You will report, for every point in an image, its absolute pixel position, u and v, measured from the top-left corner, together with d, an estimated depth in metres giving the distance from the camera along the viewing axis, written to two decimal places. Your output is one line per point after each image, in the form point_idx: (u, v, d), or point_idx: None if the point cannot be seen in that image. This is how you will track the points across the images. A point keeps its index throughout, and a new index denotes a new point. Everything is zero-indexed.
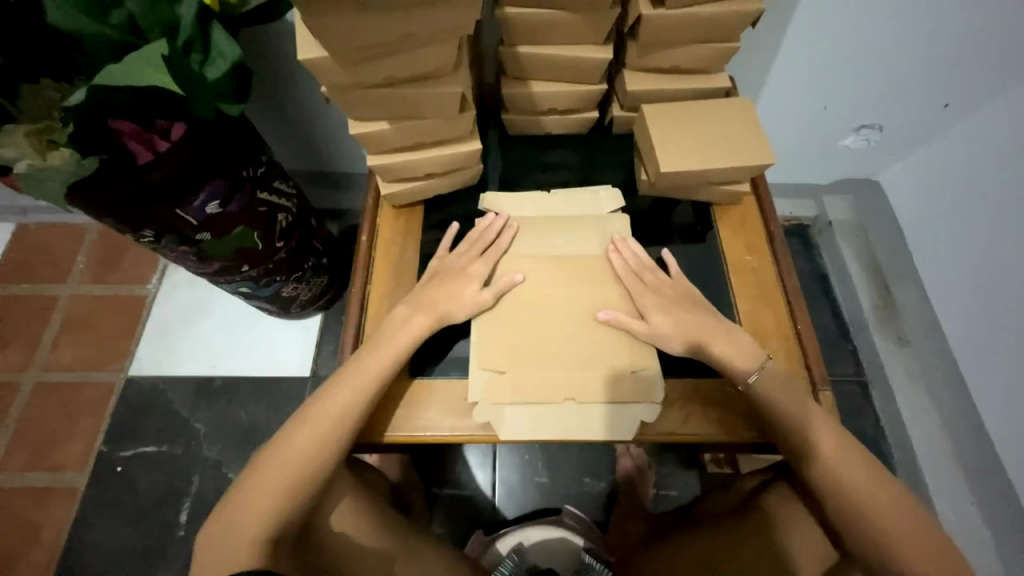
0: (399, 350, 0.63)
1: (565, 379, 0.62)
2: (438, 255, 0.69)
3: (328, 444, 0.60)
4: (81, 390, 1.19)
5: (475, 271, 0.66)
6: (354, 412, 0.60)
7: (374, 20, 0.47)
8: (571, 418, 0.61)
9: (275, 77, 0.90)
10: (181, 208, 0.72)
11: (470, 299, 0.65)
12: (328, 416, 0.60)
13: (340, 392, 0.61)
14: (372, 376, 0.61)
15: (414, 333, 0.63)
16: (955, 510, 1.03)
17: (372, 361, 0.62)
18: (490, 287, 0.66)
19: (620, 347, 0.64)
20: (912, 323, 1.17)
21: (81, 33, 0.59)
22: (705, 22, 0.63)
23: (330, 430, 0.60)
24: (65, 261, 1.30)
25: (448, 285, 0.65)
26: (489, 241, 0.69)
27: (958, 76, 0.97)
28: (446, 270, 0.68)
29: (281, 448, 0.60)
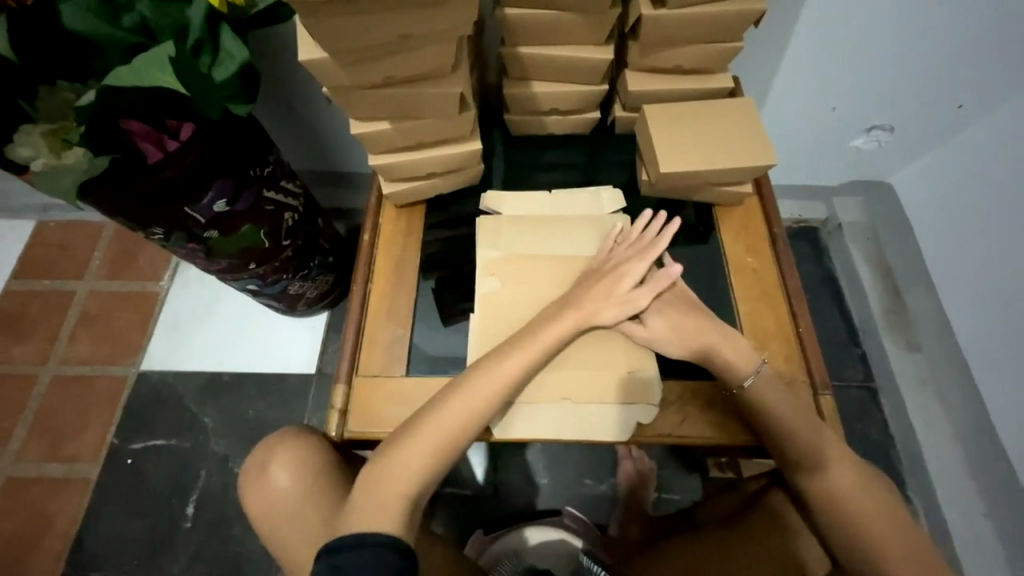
0: (525, 369, 0.60)
1: (562, 380, 0.62)
2: (598, 254, 0.68)
3: (442, 454, 0.59)
4: (95, 383, 1.22)
5: (632, 271, 0.65)
6: (467, 433, 0.59)
7: (374, 22, 0.48)
8: (567, 417, 0.61)
9: (280, 77, 0.92)
10: (189, 206, 0.73)
11: (622, 298, 0.64)
12: (443, 437, 0.59)
13: (464, 407, 0.59)
14: (500, 387, 0.59)
15: (547, 341, 0.61)
16: (964, 520, 1.00)
17: (494, 382, 0.59)
18: (647, 287, 0.65)
19: (620, 348, 0.64)
20: (924, 329, 1.15)
21: (96, 35, 0.61)
22: (708, 21, 0.62)
23: (442, 455, 0.59)
24: (82, 258, 1.34)
25: (606, 284, 0.64)
26: (642, 240, 0.68)
27: (971, 76, 0.95)
28: (600, 270, 0.66)
29: (389, 470, 0.58)
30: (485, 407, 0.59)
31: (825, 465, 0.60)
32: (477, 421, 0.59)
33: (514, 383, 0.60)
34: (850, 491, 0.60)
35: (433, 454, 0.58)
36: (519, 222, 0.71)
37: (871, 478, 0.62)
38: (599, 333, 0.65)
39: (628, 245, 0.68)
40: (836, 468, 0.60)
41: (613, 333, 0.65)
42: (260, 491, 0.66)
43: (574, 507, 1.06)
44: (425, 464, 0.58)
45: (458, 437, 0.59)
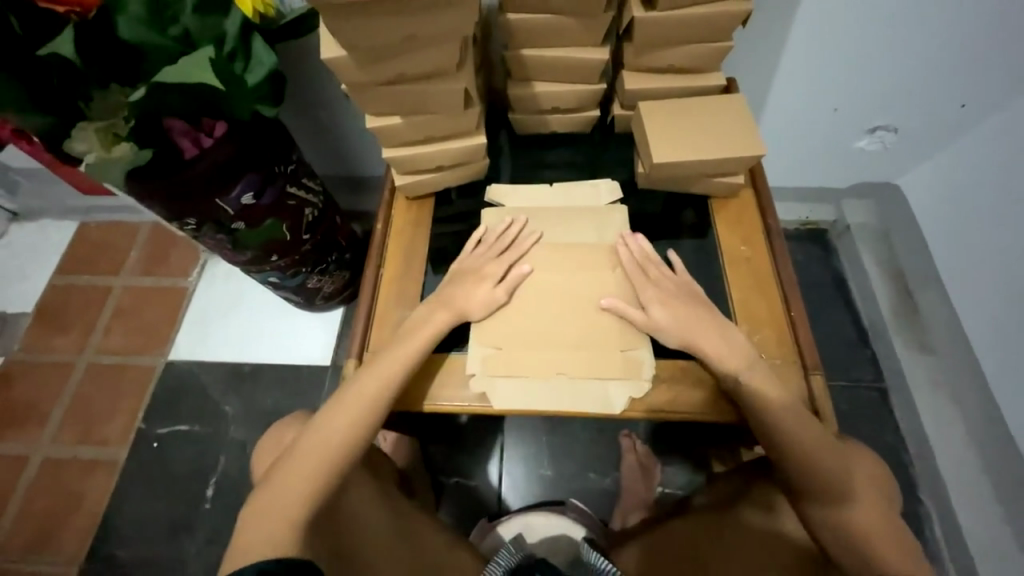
0: (429, 339, 0.67)
1: (557, 357, 0.65)
2: (460, 258, 0.74)
3: (364, 417, 0.65)
4: (126, 372, 1.30)
5: (489, 271, 0.70)
6: (382, 399, 0.65)
7: (387, 24, 0.54)
8: (563, 392, 0.64)
9: (308, 85, 0.99)
10: (220, 198, 0.80)
11: (485, 297, 0.69)
12: (348, 411, 0.65)
13: (376, 374, 0.65)
14: (406, 354, 0.66)
15: (451, 316, 0.68)
16: (978, 523, 0.98)
17: (402, 350, 0.66)
18: (505, 284, 0.69)
19: (614, 326, 0.67)
20: (936, 331, 1.14)
21: (145, 44, 0.68)
22: (699, 22, 0.66)
23: (361, 419, 0.65)
24: (120, 256, 1.44)
25: (464, 285, 0.70)
26: (509, 243, 0.73)
27: (975, 74, 0.95)
28: (464, 270, 0.72)
29: (315, 436, 0.65)
30: (381, 385, 0.65)
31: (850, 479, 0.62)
32: (375, 399, 0.65)
33: (420, 350, 0.66)
34: (864, 492, 0.62)
35: (343, 428, 0.65)
36: (521, 213, 0.76)
37: (886, 492, 0.65)
38: (596, 315, 0.68)
39: (492, 246, 0.73)
40: (858, 480, 0.63)
41: (607, 310, 0.68)
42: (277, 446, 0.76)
43: (579, 500, 1.08)
44: (328, 436, 0.64)
45: (355, 411, 0.65)
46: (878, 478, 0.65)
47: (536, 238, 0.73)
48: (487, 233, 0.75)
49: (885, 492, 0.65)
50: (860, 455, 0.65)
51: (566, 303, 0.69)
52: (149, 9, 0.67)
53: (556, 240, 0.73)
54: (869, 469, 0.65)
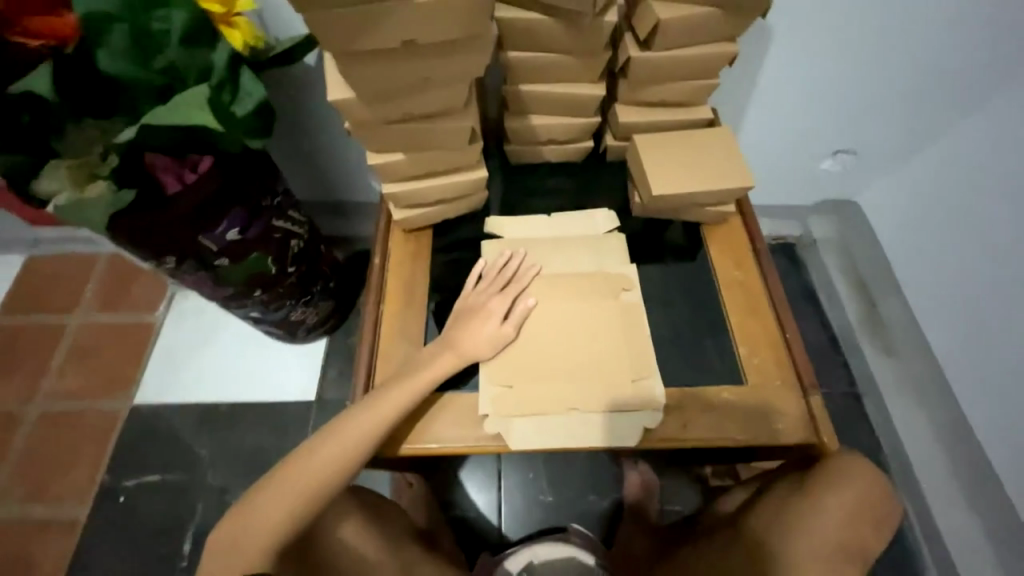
0: (438, 373, 0.67)
1: (568, 392, 0.66)
2: (463, 293, 0.73)
3: (355, 447, 0.64)
4: (85, 419, 1.19)
5: (493, 307, 0.70)
6: (376, 431, 0.64)
7: (398, 66, 0.54)
8: (576, 426, 0.65)
9: (291, 114, 0.97)
10: (203, 235, 0.76)
11: (492, 333, 0.68)
12: (353, 441, 0.64)
13: (383, 406, 0.65)
14: (412, 388, 0.66)
15: (462, 353, 0.68)
16: (951, 518, 1.05)
17: (412, 383, 0.66)
18: (512, 320, 0.69)
19: (622, 355, 0.68)
20: (898, 335, 1.20)
21: (125, 76, 0.64)
22: (690, 62, 0.70)
23: (355, 447, 0.64)
24: (75, 291, 1.33)
25: (470, 322, 0.69)
26: (511, 276, 0.73)
27: (923, 104, 1.04)
28: (470, 306, 0.71)
29: (308, 457, 0.66)
30: (390, 416, 0.64)
31: (816, 498, 0.66)
32: (381, 431, 0.64)
33: (429, 385, 0.66)
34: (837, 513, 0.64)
35: (351, 458, 0.64)
36: (522, 244, 0.76)
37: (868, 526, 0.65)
38: (604, 346, 0.69)
39: (495, 279, 0.73)
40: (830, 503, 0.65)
41: (616, 339, 0.69)
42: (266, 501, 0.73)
43: (580, 524, 1.07)
44: (337, 463, 0.65)
45: (361, 442, 0.64)
46: (859, 510, 0.65)
47: (535, 273, 0.73)
48: (486, 267, 0.74)
49: (866, 524, 0.65)
50: (845, 482, 0.66)
51: (573, 333, 0.69)
52: (132, 40, 0.63)
53: (559, 269, 0.74)
54: (848, 498, 0.65)
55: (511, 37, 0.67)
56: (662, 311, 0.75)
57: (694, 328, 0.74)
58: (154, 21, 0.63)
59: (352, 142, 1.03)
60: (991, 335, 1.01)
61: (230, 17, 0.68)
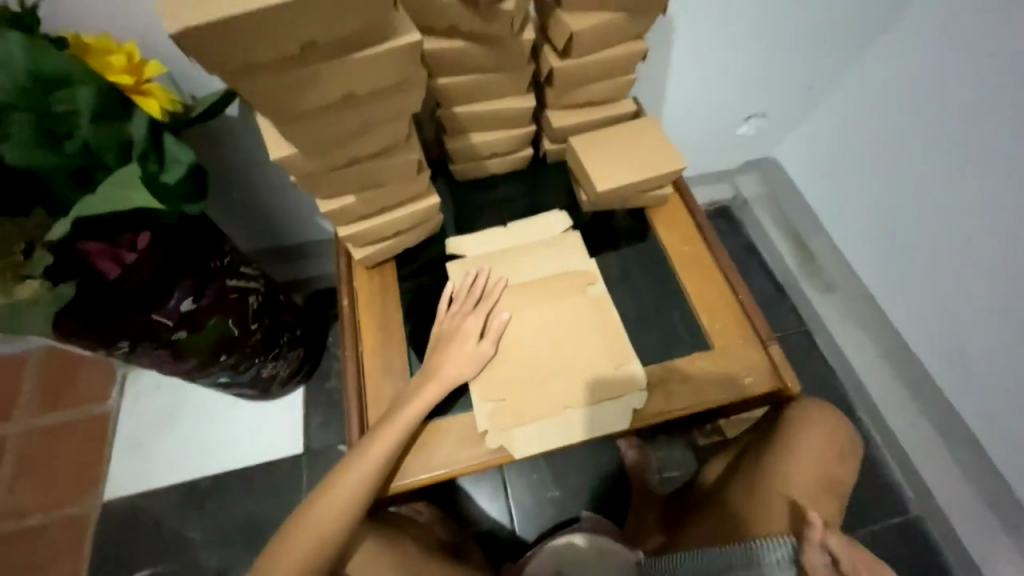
0: (430, 400, 0.68)
1: (557, 390, 0.69)
2: (438, 319, 0.75)
3: (364, 490, 0.65)
4: (52, 530, 1.09)
5: (469, 328, 0.72)
6: (374, 471, 0.65)
7: (337, 117, 0.54)
8: (572, 422, 0.68)
9: (221, 168, 0.93)
10: (156, 312, 0.73)
11: (474, 352, 0.70)
12: (358, 483, 0.65)
13: (381, 444, 0.65)
14: (407, 420, 0.66)
15: (450, 379, 0.69)
16: (907, 424, 1.17)
17: (404, 417, 0.66)
18: (490, 336, 0.71)
19: (598, 343, 0.72)
20: (832, 271, 1.33)
21: (34, 166, 0.59)
22: (607, 63, 0.75)
23: (364, 489, 0.65)
24: (9, 396, 1.21)
25: (451, 346, 0.71)
26: (480, 294, 0.75)
27: (815, 65, 1.16)
28: (447, 331, 0.73)
29: (318, 510, 0.66)
30: (390, 450, 0.65)
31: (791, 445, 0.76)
32: (385, 466, 0.65)
33: (419, 414, 0.67)
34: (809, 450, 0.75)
35: (362, 499, 0.65)
36: (486, 260, 0.79)
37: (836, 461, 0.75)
38: (582, 339, 0.72)
39: (466, 299, 0.75)
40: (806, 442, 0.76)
41: (591, 331, 0.73)
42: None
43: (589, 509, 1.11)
44: (348, 507, 0.65)
45: (367, 482, 0.65)
46: (828, 447, 0.76)
47: (503, 285, 0.75)
48: (455, 289, 0.76)
49: (834, 458, 0.76)
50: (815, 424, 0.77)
51: (551, 334, 0.73)
52: (36, 128, 0.58)
53: (525, 275, 0.77)
54: (819, 437, 0.76)
55: (437, 65, 0.68)
56: (627, 296, 0.80)
57: (657, 306, 0.79)
58: (56, 103, 0.59)
59: (292, 187, 1.01)
60: (911, 258, 1.14)
61: (141, 85, 0.65)
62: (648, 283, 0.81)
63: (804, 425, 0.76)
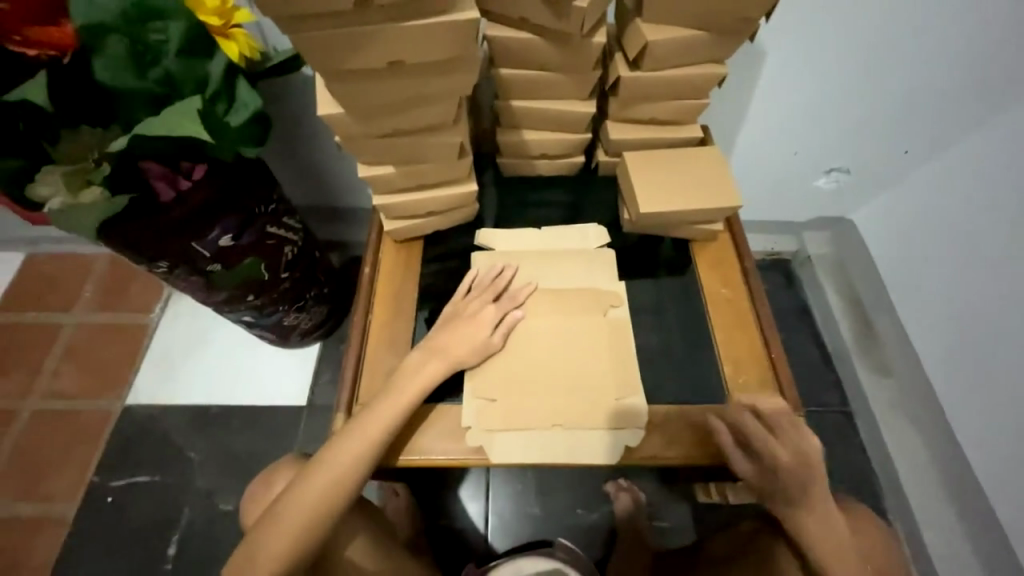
0: (425, 385, 0.67)
1: (551, 406, 0.66)
2: (454, 300, 0.73)
3: (337, 458, 0.65)
4: (77, 418, 1.19)
5: (484, 317, 0.70)
6: (360, 449, 0.64)
7: (388, 84, 0.56)
8: (559, 443, 0.65)
9: (289, 122, 0.98)
10: (196, 241, 0.78)
11: (479, 342, 0.69)
12: (333, 451, 0.65)
13: (372, 424, 0.64)
14: (399, 403, 0.65)
15: (441, 367, 0.67)
16: (945, 544, 1.03)
17: (396, 400, 0.65)
18: (501, 330, 0.70)
19: (604, 368, 0.69)
20: (894, 355, 1.20)
21: (123, 86, 0.64)
22: (679, 81, 0.71)
23: (353, 465, 0.64)
24: (72, 291, 1.33)
25: (461, 330, 0.69)
26: (502, 289, 0.73)
27: (914, 126, 1.05)
28: (459, 314, 0.71)
29: (304, 480, 0.65)
30: (381, 433, 0.64)
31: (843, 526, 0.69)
32: (366, 441, 0.64)
33: (412, 400, 0.66)
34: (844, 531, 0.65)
35: (336, 466, 0.65)
36: (512, 258, 0.77)
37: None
38: (589, 360, 0.69)
39: (485, 288, 0.73)
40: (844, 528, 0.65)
41: (600, 353, 0.69)
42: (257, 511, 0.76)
43: (566, 538, 1.06)
44: (322, 469, 0.65)
45: (342, 451, 0.64)
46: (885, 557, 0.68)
47: (530, 291, 0.73)
48: (477, 274, 0.75)
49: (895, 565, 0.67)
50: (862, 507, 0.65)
51: (557, 347, 0.70)
52: (130, 51, 0.64)
53: (549, 281, 0.75)
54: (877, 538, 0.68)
55: (502, 55, 0.68)
56: (649, 327, 0.75)
57: (681, 345, 0.74)
58: (150, 32, 0.65)
59: (336, 150, 1.04)
60: (989, 361, 0.99)
61: (227, 29, 0.69)
62: (675, 320, 0.76)
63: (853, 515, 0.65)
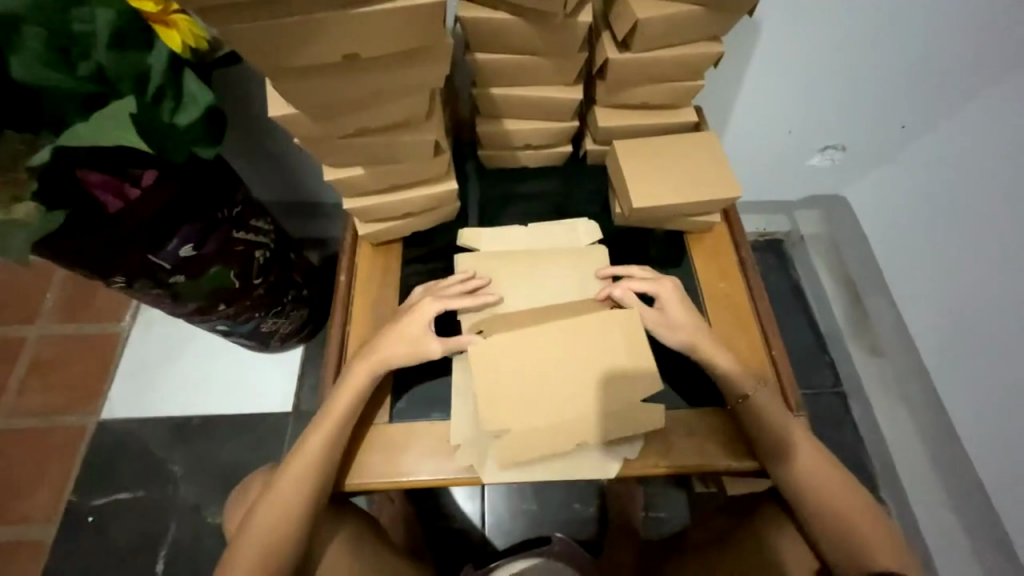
0: (362, 387, 0.64)
1: (556, 422, 0.62)
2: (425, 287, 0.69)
3: (318, 483, 0.61)
4: (49, 436, 1.14)
5: (424, 319, 0.65)
6: (329, 464, 0.61)
7: (347, 79, 0.50)
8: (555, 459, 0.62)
9: (250, 114, 0.90)
10: (154, 253, 0.71)
11: (418, 347, 0.64)
12: (310, 476, 0.61)
13: (316, 435, 0.62)
14: (340, 407, 0.63)
15: (372, 367, 0.64)
16: (934, 520, 1.04)
17: (337, 406, 0.63)
18: (448, 344, 0.65)
19: (612, 375, 0.63)
20: (887, 336, 1.18)
21: (47, 84, 0.57)
22: (672, 62, 0.65)
23: (317, 479, 0.61)
24: (34, 301, 1.25)
25: (401, 329, 0.65)
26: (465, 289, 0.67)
27: (912, 100, 1.00)
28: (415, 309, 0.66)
29: (272, 504, 0.62)
30: (330, 441, 0.62)
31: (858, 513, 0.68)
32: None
33: (354, 403, 0.63)
34: (855, 517, 0.62)
35: (312, 490, 0.61)
36: (487, 266, 0.70)
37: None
38: (599, 369, 0.63)
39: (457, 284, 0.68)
40: (863, 510, 0.63)
41: (608, 360, 0.63)
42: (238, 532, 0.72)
43: (562, 533, 1.06)
44: (302, 493, 0.61)
45: (315, 471, 0.61)
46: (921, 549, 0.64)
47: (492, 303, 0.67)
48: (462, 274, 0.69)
49: None
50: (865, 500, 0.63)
51: (558, 355, 0.63)
52: (51, 45, 0.57)
53: (514, 280, 0.69)
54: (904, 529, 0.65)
55: (477, 38, 0.61)
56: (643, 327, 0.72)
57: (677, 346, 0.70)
58: (74, 22, 0.58)
59: (295, 148, 0.98)
60: (981, 339, 0.96)
61: (166, 16, 0.61)
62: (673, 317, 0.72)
63: (861, 506, 0.63)
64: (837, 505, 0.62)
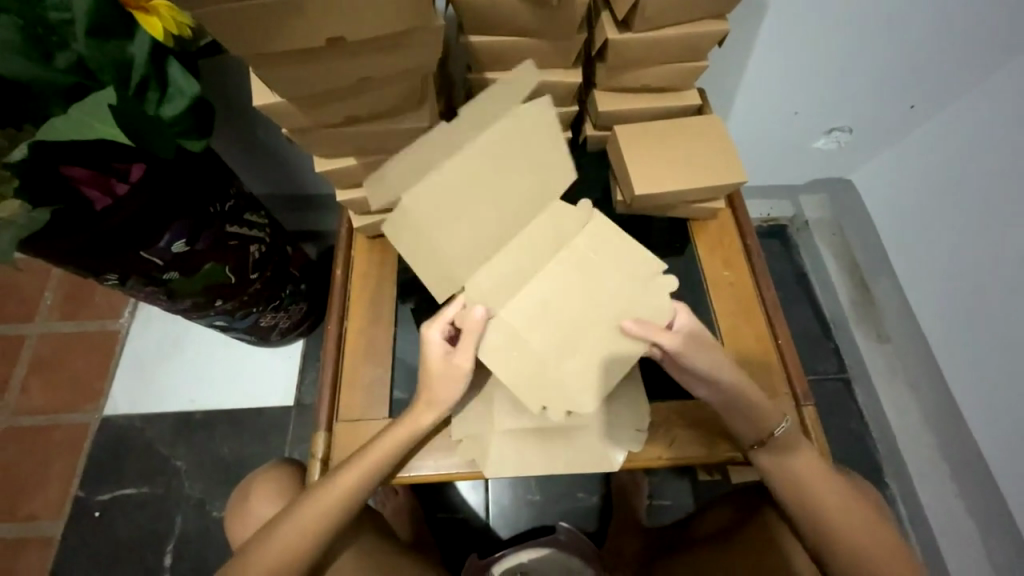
0: (417, 424, 0.61)
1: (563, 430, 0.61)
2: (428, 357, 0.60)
3: (342, 502, 0.60)
4: (52, 433, 1.14)
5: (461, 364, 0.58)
6: (358, 489, 0.60)
7: (333, 67, 0.48)
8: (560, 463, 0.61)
9: (237, 105, 0.88)
10: (145, 250, 0.70)
11: None
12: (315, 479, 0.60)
13: (359, 463, 0.60)
14: (390, 444, 0.60)
15: (436, 411, 0.61)
16: (938, 504, 1.04)
17: (386, 443, 0.60)
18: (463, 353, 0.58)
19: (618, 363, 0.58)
20: (891, 322, 1.17)
21: (22, 77, 0.55)
22: (674, 42, 0.63)
23: (347, 500, 0.60)
24: (33, 298, 1.25)
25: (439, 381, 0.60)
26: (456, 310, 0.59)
27: (921, 79, 0.97)
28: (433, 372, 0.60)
29: (291, 521, 0.61)
30: (372, 472, 0.60)
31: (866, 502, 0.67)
32: (369, 478, 0.60)
33: (404, 441, 0.60)
34: (861, 509, 0.61)
35: (330, 500, 0.60)
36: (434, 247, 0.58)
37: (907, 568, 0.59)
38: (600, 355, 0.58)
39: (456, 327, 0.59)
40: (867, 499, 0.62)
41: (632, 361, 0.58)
42: (244, 528, 0.72)
43: (567, 522, 1.06)
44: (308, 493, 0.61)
45: (348, 494, 0.60)
46: None
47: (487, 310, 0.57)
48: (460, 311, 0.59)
49: None
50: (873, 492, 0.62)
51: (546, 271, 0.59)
52: (26, 35, 0.55)
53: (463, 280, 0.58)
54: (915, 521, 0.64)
55: (471, 20, 0.59)
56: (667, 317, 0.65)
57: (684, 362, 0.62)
58: (50, 11, 0.57)
59: (287, 141, 0.96)
60: (991, 324, 0.94)
61: (147, 4, 0.59)
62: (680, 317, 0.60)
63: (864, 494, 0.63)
64: (843, 494, 0.62)
